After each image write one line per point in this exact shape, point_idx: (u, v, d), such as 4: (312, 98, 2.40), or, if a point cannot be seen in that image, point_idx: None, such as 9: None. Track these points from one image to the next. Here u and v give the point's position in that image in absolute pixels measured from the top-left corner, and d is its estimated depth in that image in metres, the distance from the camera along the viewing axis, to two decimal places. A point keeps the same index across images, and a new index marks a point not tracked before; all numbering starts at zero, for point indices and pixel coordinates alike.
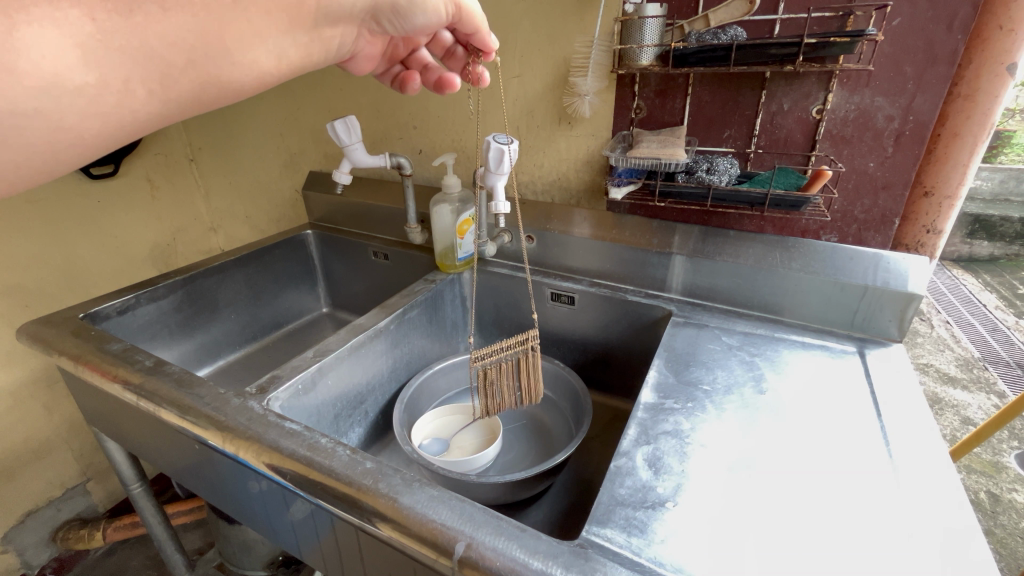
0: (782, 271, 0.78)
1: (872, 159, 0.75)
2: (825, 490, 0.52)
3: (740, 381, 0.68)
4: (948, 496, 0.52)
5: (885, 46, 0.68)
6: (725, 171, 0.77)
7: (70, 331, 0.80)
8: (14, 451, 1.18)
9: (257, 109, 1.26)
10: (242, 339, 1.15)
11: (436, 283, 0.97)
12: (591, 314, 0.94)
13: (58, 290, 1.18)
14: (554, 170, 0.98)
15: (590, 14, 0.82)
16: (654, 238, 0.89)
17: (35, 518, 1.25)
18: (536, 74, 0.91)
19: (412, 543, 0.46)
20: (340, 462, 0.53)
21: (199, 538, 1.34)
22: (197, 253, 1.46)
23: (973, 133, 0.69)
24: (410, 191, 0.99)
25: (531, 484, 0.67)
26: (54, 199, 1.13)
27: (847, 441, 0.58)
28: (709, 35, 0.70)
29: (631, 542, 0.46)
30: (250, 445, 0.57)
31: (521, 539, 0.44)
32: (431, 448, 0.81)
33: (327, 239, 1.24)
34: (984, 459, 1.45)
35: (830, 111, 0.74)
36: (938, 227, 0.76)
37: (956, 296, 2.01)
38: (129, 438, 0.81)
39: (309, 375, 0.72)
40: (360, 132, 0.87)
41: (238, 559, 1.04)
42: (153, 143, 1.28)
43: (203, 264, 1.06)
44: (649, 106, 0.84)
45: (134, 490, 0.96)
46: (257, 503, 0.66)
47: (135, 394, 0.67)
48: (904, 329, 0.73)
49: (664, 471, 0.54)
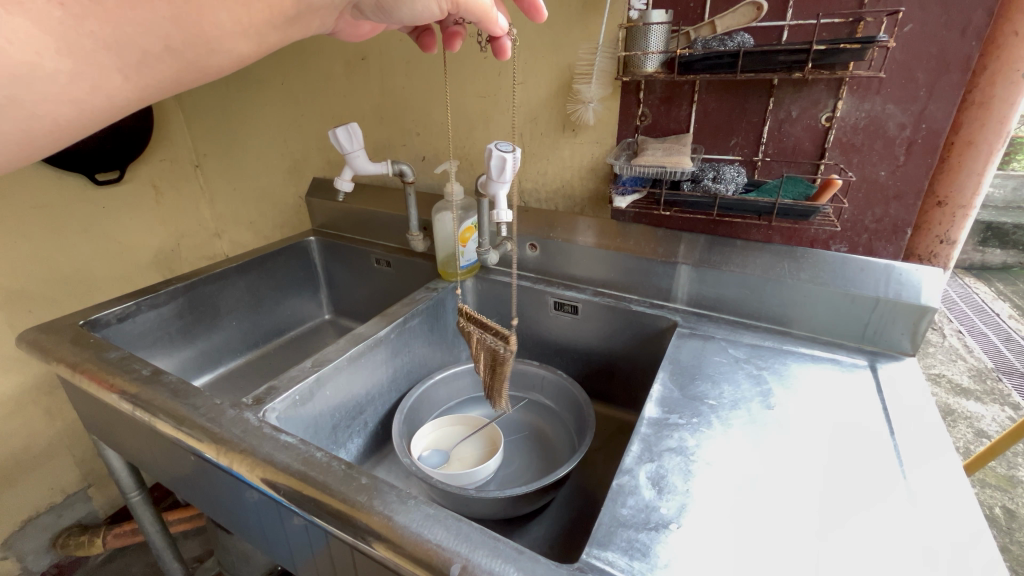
0: (791, 282, 0.76)
1: (883, 168, 0.73)
2: (837, 509, 0.50)
3: (747, 396, 0.66)
4: (962, 515, 0.49)
5: (897, 52, 0.67)
6: (731, 180, 0.75)
7: (69, 338, 0.80)
8: (15, 457, 1.18)
9: (261, 116, 1.26)
10: (243, 346, 1.14)
11: (438, 291, 0.96)
12: (594, 323, 0.93)
13: (60, 295, 1.19)
14: (557, 178, 0.97)
15: (594, 21, 0.81)
16: (659, 247, 0.87)
17: (34, 524, 1.25)
18: (540, 81, 0.90)
19: (406, 564, 0.45)
20: (334, 477, 0.52)
21: (198, 546, 1.33)
22: (201, 259, 1.46)
23: (988, 142, 0.67)
24: (411, 199, 0.97)
25: (532, 499, 0.65)
26: (57, 205, 1.14)
27: (857, 457, 0.57)
28: (715, 42, 0.69)
29: (633, 566, 0.44)
30: (244, 458, 0.56)
31: (518, 561, 0.42)
32: (431, 460, 0.80)
33: (329, 246, 1.23)
34: (999, 473, 1.41)
35: (840, 118, 0.72)
36: (952, 237, 0.74)
37: (969, 304, 1.97)
38: (126, 447, 0.80)
39: (306, 386, 0.71)
40: (362, 139, 0.86)
41: (235, 569, 1.03)
42: (159, 149, 1.29)
43: (205, 270, 1.05)
44: (654, 113, 0.83)
45: (132, 498, 0.95)
46: (251, 515, 0.65)
47: (131, 403, 0.66)
48: (917, 343, 0.71)
49: (668, 491, 0.52)
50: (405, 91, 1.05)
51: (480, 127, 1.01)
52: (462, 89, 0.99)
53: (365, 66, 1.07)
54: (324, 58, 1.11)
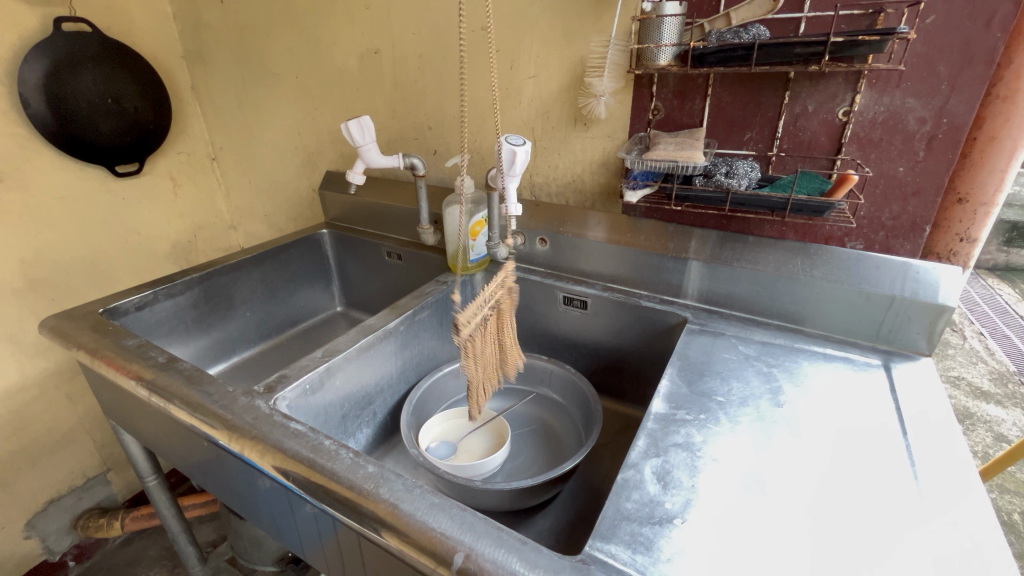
0: (804, 279, 0.75)
1: (902, 164, 0.71)
2: (846, 510, 0.50)
3: (756, 393, 0.65)
4: (977, 518, 0.48)
5: (918, 44, 0.65)
6: (745, 175, 0.74)
7: (88, 325, 0.82)
8: (38, 440, 1.21)
9: (275, 109, 1.27)
10: (257, 336, 1.16)
11: (448, 285, 0.96)
12: (605, 318, 0.92)
13: (82, 284, 1.22)
14: (569, 172, 0.96)
15: (607, 13, 0.80)
16: (670, 242, 0.86)
17: (56, 506, 1.28)
18: (552, 73, 0.90)
19: (411, 551, 0.46)
20: (342, 465, 0.52)
21: (212, 531, 1.37)
22: (218, 251, 1.51)
23: (1012, 137, 0.66)
24: (422, 192, 0.97)
25: (538, 491, 0.65)
26: (80, 197, 1.17)
27: (868, 458, 0.56)
28: (730, 34, 0.67)
29: (636, 560, 0.44)
30: (255, 444, 0.57)
31: (521, 552, 0.42)
32: (438, 451, 0.80)
33: (342, 238, 1.24)
34: (1018, 478, 1.38)
35: (858, 112, 0.71)
36: (973, 235, 0.72)
37: (991, 306, 1.92)
38: (142, 432, 0.82)
39: (317, 375, 0.72)
40: (374, 131, 0.87)
41: (248, 554, 1.05)
42: (176, 143, 1.33)
43: (220, 261, 1.07)
44: (667, 107, 0.82)
45: (148, 483, 0.97)
46: (262, 501, 0.66)
47: (147, 389, 0.67)
48: (934, 343, 0.69)
49: (673, 486, 0.52)
50: (418, 84, 1.06)
51: (491, 120, 1.00)
52: (474, 82, 0.99)
53: (378, 59, 1.08)
54: (337, 50, 1.11)
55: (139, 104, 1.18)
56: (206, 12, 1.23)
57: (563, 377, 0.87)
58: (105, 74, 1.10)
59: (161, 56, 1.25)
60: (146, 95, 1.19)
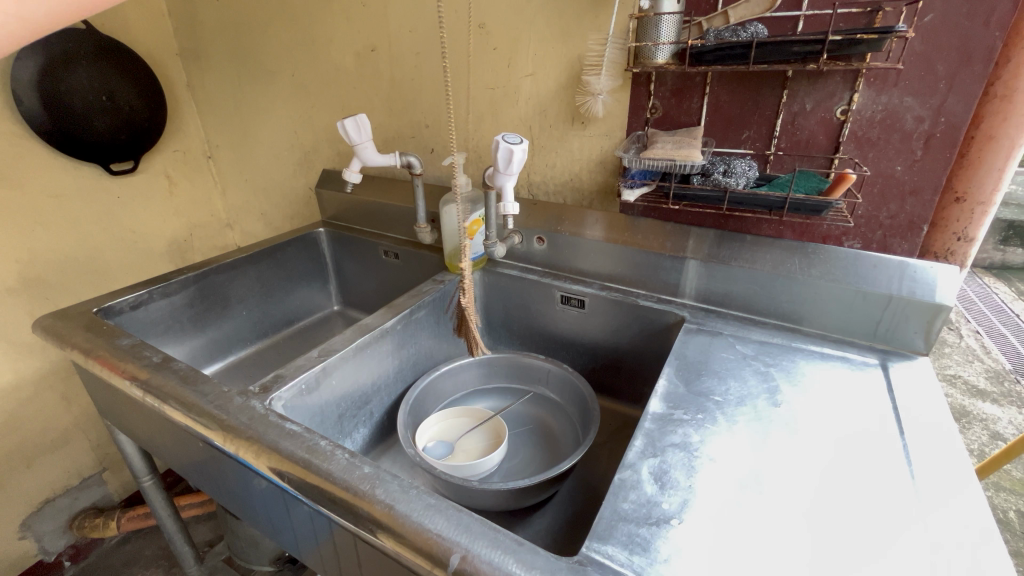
0: (802, 279, 0.75)
1: (899, 163, 0.71)
2: (842, 510, 0.50)
3: (753, 393, 0.65)
4: (974, 517, 0.48)
5: (916, 43, 0.65)
6: (742, 174, 0.74)
7: (83, 325, 0.81)
8: (33, 440, 1.20)
9: (271, 107, 1.26)
10: (253, 335, 1.15)
11: (444, 283, 0.96)
12: (602, 317, 0.92)
13: (77, 283, 1.21)
14: (567, 170, 0.96)
15: (605, 11, 0.80)
16: (668, 242, 0.86)
17: (52, 506, 1.28)
18: (549, 72, 0.90)
19: (407, 552, 0.46)
20: (337, 465, 0.52)
21: (209, 530, 1.36)
22: (214, 249, 1.50)
23: (1010, 137, 0.66)
24: (419, 190, 0.96)
25: (535, 491, 0.65)
26: (74, 196, 1.16)
27: (865, 457, 0.56)
28: (728, 32, 0.68)
29: (633, 561, 0.44)
30: (250, 445, 0.57)
31: (517, 553, 0.42)
32: (435, 451, 0.80)
33: (339, 237, 1.24)
34: (1014, 476, 1.39)
35: (856, 111, 0.71)
36: (970, 234, 0.72)
37: (988, 304, 1.92)
38: (137, 432, 0.82)
39: (313, 374, 0.71)
40: (371, 130, 0.86)
41: (245, 554, 1.05)
42: (172, 140, 1.32)
43: (216, 260, 1.07)
44: (665, 105, 0.82)
45: (144, 483, 0.97)
46: (257, 502, 0.66)
47: (141, 390, 0.67)
48: (931, 342, 0.69)
49: (670, 486, 0.52)
50: (415, 81, 1.05)
51: (489, 119, 1.00)
52: (471, 80, 0.98)
53: (375, 57, 1.07)
54: (333, 47, 1.11)
55: (134, 101, 1.18)
56: (201, 8, 1.22)
57: (552, 374, 0.89)
58: (100, 71, 1.09)
59: (155, 54, 1.24)
60: (141, 91, 1.19)
